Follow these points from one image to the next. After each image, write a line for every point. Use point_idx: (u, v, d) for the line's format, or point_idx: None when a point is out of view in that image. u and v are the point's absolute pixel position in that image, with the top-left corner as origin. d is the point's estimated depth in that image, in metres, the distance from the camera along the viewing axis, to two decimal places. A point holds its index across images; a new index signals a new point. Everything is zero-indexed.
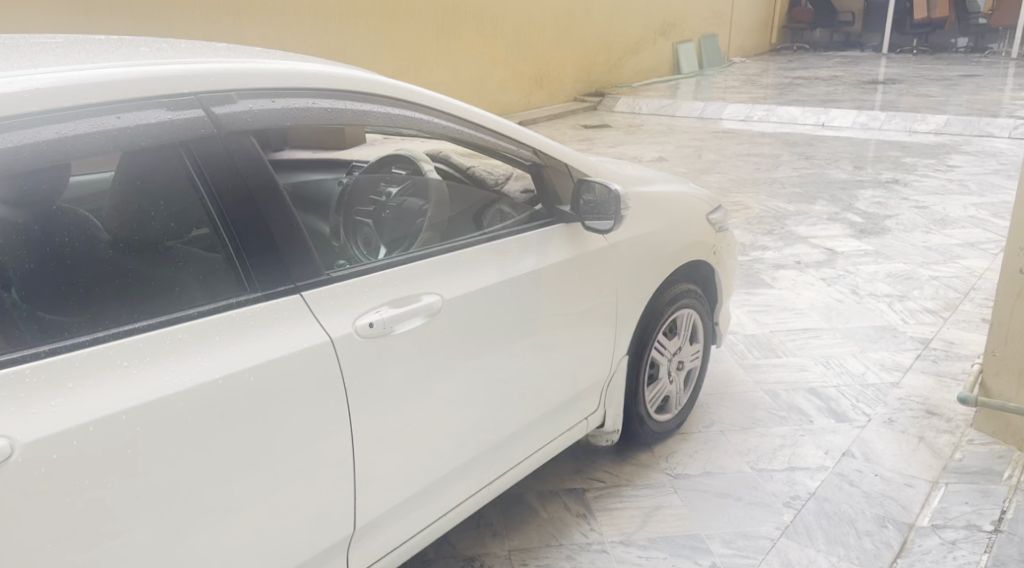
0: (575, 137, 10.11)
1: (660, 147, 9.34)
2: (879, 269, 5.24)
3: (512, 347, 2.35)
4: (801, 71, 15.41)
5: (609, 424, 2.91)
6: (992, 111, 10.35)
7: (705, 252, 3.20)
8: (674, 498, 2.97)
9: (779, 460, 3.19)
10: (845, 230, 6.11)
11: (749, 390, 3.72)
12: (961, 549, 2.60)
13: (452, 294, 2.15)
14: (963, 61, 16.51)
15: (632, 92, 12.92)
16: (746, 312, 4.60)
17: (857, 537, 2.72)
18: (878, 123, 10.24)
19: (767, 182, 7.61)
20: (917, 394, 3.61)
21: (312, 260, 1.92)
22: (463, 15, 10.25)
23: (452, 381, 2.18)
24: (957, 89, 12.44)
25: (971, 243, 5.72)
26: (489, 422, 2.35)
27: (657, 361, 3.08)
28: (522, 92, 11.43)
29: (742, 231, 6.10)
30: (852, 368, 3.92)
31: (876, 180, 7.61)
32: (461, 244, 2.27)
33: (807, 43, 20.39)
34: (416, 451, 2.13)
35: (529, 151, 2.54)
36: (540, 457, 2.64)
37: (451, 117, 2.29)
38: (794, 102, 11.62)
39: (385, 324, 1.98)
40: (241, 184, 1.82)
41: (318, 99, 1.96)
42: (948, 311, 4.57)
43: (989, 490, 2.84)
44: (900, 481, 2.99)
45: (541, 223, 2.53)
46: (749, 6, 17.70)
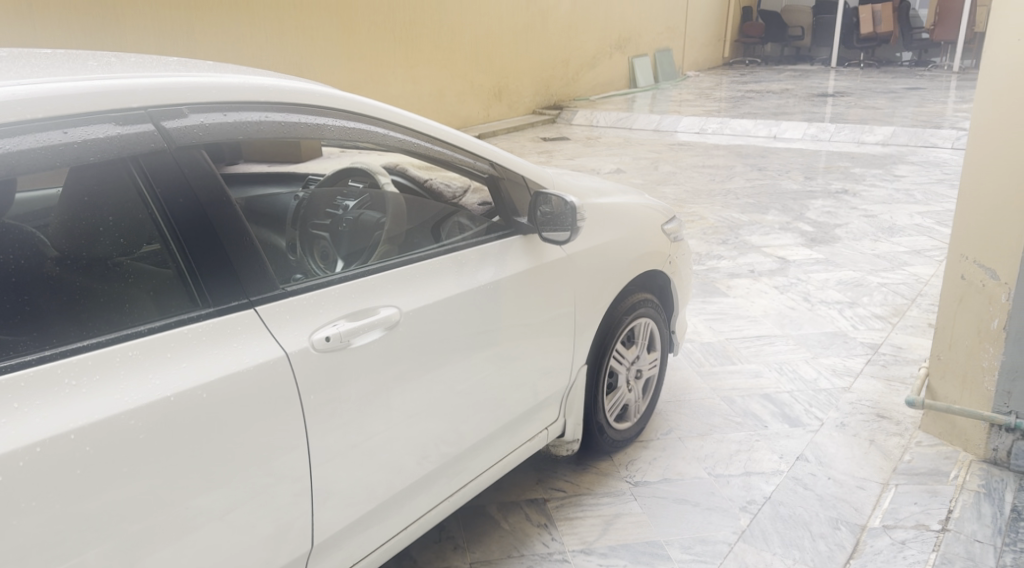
0: (534, 150, 10.17)
1: (617, 159, 9.45)
2: (830, 277, 5.36)
3: (470, 359, 2.37)
4: (753, 85, 15.69)
5: (569, 433, 2.93)
6: (936, 122, 10.65)
7: (661, 261, 3.25)
8: (633, 505, 3.00)
9: (736, 465, 3.24)
10: (796, 239, 6.24)
11: (706, 397, 3.78)
12: (910, 548, 2.65)
13: (409, 306, 2.16)
14: (908, 74, 16.96)
15: (589, 104, 13.05)
16: (703, 320, 4.67)
17: (812, 540, 2.78)
18: (827, 134, 10.47)
19: (721, 193, 7.74)
20: (867, 398, 3.70)
21: (266, 274, 1.92)
22: (421, 29, 10.28)
23: (411, 394, 2.19)
24: (903, 101, 12.78)
25: (917, 250, 5.88)
26: (449, 435, 2.36)
27: (615, 371, 3.11)
28: (480, 104, 11.48)
29: (698, 241, 6.20)
30: (805, 374, 4.00)
31: (827, 190, 7.78)
32: (418, 256, 2.28)
33: (758, 57, 20.79)
34: (376, 465, 2.13)
35: (485, 164, 2.57)
36: (501, 468, 2.65)
37: (407, 130, 2.31)
38: (747, 114, 11.84)
39: (342, 338, 1.98)
40: (192, 198, 1.82)
41: (271, 113, 1.97)
42: (896, 317, 4.68)
43: (937, 489, 2.90)
44: (852, 484, 3.06)
45: (498, 235, 2.54)
46: (702, 20, 17.99)
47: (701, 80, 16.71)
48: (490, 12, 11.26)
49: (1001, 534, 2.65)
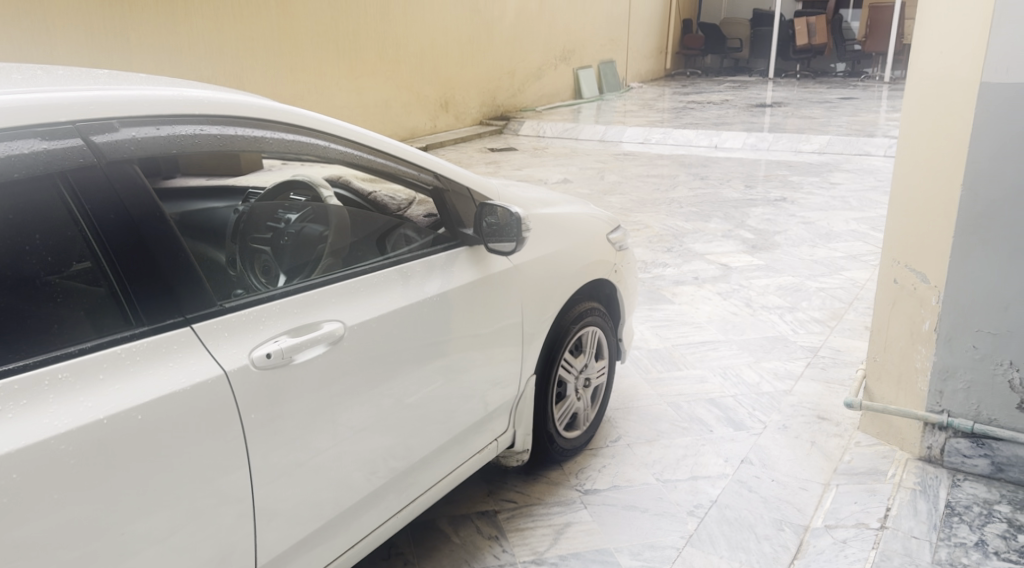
0: (481, 161, 10.19)
1: (564, 169, 9.51)
2: (770, 283, 5.47)
3: (419, 371, 2.36)
4: (695, 96, 15.96)
5: (519, 443, 2.94)
6: (869, 131, 10.97)
7: (607, 270, 3.28)
8: (583, 514, 3.02)
9: (683, 470, 3.28)
10: (738, 246, 6.36)
11: (653, 403, 3.82)
12: (851, 547, 2.71)
13: (355, 320, 2.15)
14: (842, 85, 17.42)
15: (535, 115, 13.14)
16: (649, 327, 4.73)
17: (757, 542, 2.83)
18: (766, 144, 10.70)
19: (666, 202, 7.84)
20: (808, 400, 3.78)
21: (204, 291, 1.89)
22: (365, 40, 10.23)
23: (358, 408, 2.18)
24: (838, 111, 13.13)
25: (853, 255, 6.04)
26: (398, 449, 2.34)
27: (564, 380, 3.13)
28: (426, 115, 11.47)
29: (644, 249, 6.27)
30: (748, 378, 4.08)
31: (766, 198, 7.94)
32: (362, 270, 2.27)
33: (699, 69, 21.16)
34: (324, 482, 2.12)
35: (429, 176, 2.57)
36: (452, 481, 2.64)
37: (349, 142, 2.30)
38: (689, 125, 12.04)
39: (283, 354, 1.96)
40: (125, 214, 1.78)
41: (206, 126, 1.95)
42: (834, 320, 4.80)
43: (876, 488, 2.98)
44: (795, 485, 3.13)
45: (444, 247, 2.55)
46: (644, 32, 18.26)
47: (645, 91, 16.94)
48: (434, 23, 11.27)
49: (936, 530, 2.72)
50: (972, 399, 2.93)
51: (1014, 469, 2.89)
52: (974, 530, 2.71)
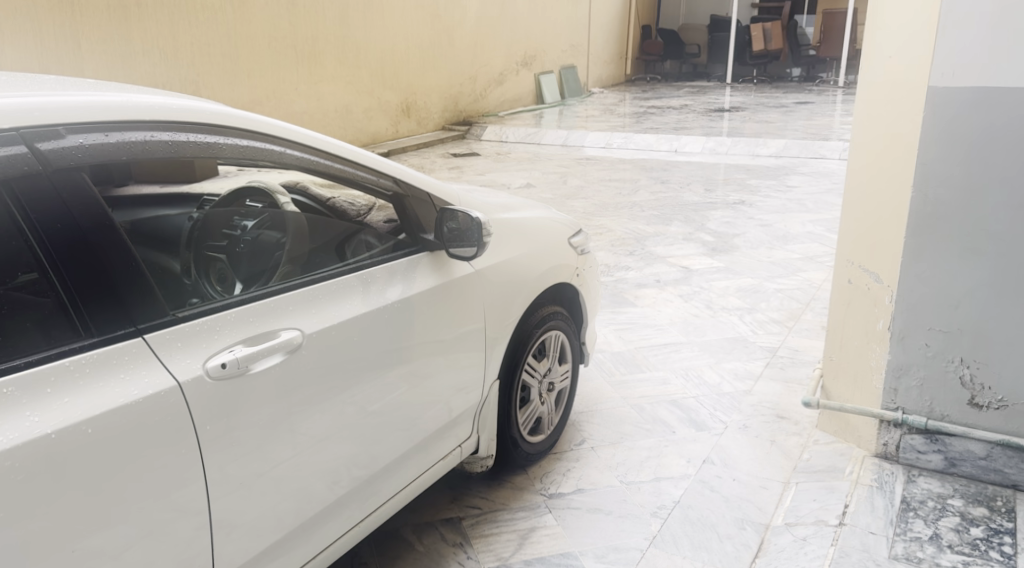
0: (443, 166, 10.17)
1: (526, 174, 9.54)
2: (730, 285, 5.53)
3: (382, 378, 2.36)
4: (655, 101, 16.11)
5: (483, 449, 2.93)
6: (824, 135, 11.16)
7: (569, 274, 3.29)
8: (547, 518, 3.03)
9: (647, 471, 3.31)
10: (699, 249, 6.42)
11: (616, 406, 3.84)
12: (811, 544, 2.75)
13: (314, 328, 2.14)
14: (797, 90, 17.69)
15: (498, 120, 13.16)
16: (612, 330, 4.75)
17: (719, 541, 2.86)
18: (725, 148, 10.83)
19: (628, 206, 7.89)
20: (768, 400, 3.83)
21: (156, 300, 1.86)
22: (324, 45, 10.16)
23: (320, 417, 2.17)
24: (794, 115, 13.33)
25: (810, 257, 6.13)
26: (361, 457, 2.33)
27: (527, 384, 3.14)
28: (388, 120, 11.42)
29: (606, 253, 6.30)
30: (709, 379, 4.12)
31: (725, 201, 8.04)
32: (321, 277, 2.25)
33: (659, 74, 21.36)
34: (285, 492, 2.10)
35: (389, 181, 2.56)
36: (416, 489, 2.62)
37: (306, 148, 2.29)
38: (649, 129, 12.14)
39: (239, 364, 1.94)
40: (73, 223, 1.75)
41: (157, 132, 1.92)
42: (792, 321, 4.87)
43: (834, 485, 3.02)
44: (756, 484, 3.17)
45: (404, 252, 2.54)
46: (604, 38, 18.38)
47: (606, 96, 17.05)
48: (395, 28, 11.23)
49: (892, 525, 2.77)
50: (926, 396, 2.98)
51: (966, 464, 2.95)
52: (929, 524, 2.76)
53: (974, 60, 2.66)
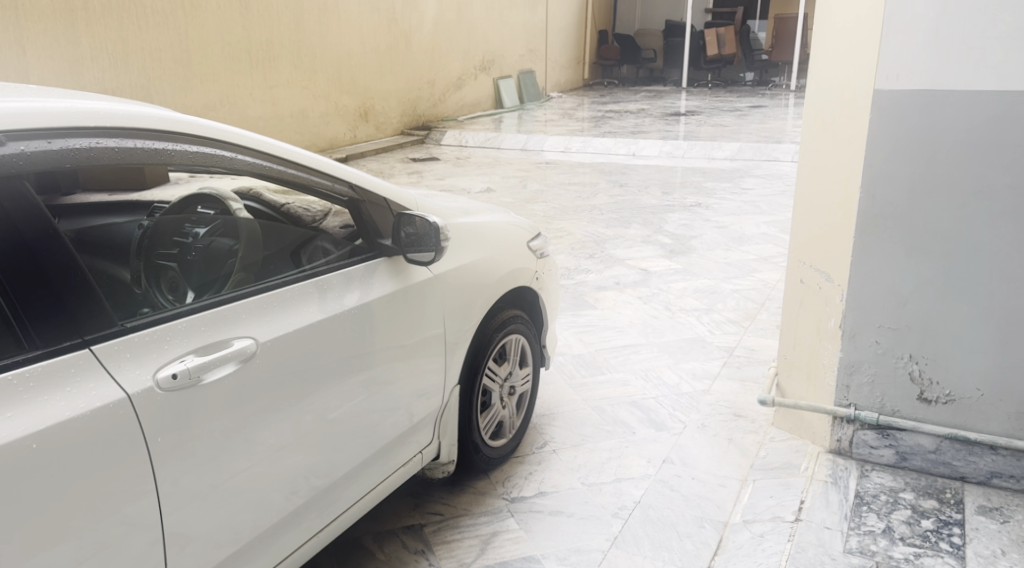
0: (403, 170, 10.13)
1: (486, 178, 9.54)
2: (687, 286, 5.59)
3: (340, 386, 2.34)
4: (613, 105, 16.23)
5: (444, 455, 2.92)
6: (777, 138, 11.34)
7: (529, 277, 3.30)
8: (509, 522, 3.02)
9: (608, 473, 3.32)
10: (657, 251, 6.48)
11: (578, 408, 3.86)
12: (768, 540, 2.78)
13: (268, 336, 2.12)
14: (750, 94, 17.94)
15: (456, 125, 13.15)
16: (572, 333, 4.78)
17: (679, 541, 2.88)
18: (681, 151, 10.95)
19: (587, 210, 7.94)
20: (726, 399, 3.88)
21: (104, 311, 1.83)
22: (279, 49, 10.08)
23: (276, 427, 2.15)
24: (748, 119, 13.53)
25: (765, 257, 6.23)
26: (320, 466, 2.31)
27: (488, 388, 3.14)
28: (345, 125, 11.36)
29: (566, 256, 6.33)
30: (668, 379, 4.16)
31: (682, 204, 8.12)
32: (275, 284, 2.23)
33: (615, 79, 21.52)
34: (241, 504, 2.07)
35: (344, 187, 2.54)
36: (376, 496, 2.60)
37: (258, 153, 2.26)
38: (607, 133, 12.22)
39: (190, 374, 1.92)
40: (14, 232, 1.72)
41: (103, 139, 1.89)
42: (748, 320, 4.94)
43: (790, 482, 3.07)
44: (715, 482, 3.20)
45: (361, 258, 2.52)
46: (562, 42, 18.46)
47: (564, 101, 17.13)
48: (351, 33, 11.17)
49: (847, 520, 2.82)
50: (877, 392, 3.04)
51: (917, 458, 3.02)
52: (881, 518, 2.81)
53: (918, 64, 2.72)
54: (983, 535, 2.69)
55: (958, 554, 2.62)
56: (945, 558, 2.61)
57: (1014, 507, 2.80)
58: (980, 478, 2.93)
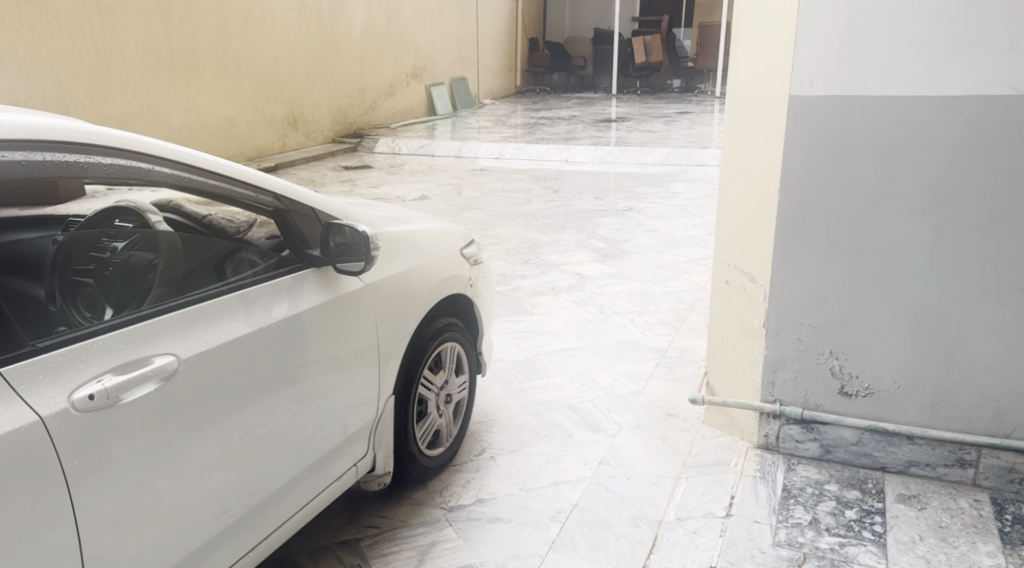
0: (335, 179, 10.02)
1: (420, 186, 9.51)
2: (621, 289, 5.66)
3: (270, 400, 2.31)
4: (545, 112, 16.35)
5: (379, 467, 2.88)
6: (703, 143, 11.58)
7: (462, 285, 3.29)
8: (447, 532, 3.01)
9: (545, 477, 3.34)
10: (590, 255, 6.54)
11: (514, 413, 3.86)
12: (701, 536, 2.84)
13: (190, 352, 2.07)
14: (678, 101, 18.28)
15: (389, 133, 13.07)
16: (509, 338, 4.79)
17: (615, 541, 2.91)
18: (612, 157, 11.08)
19: (521, 216, 7.98)
20: (659, 399, 3.93)
21: (12, 330, 1.78)
22: (203, 56, 9.88)
23: (204, 445, 2.11)
24: (676, 125, 13.77)
25: (695, 260, 6.35)
26: (251, 483, 2.27)
27: (424, 397, 3.12)
28: (273, 134, 11.20)
29: (501, 262, 6.35)
30: (603, 381, 4.20)
31: (615, 208, 8.23)
32: (198, 298, 2.18)
33: (547, 86, 21.69)
34: (166, 525, 2.03)
35: (268, 197, 2.51)
36: (311, 511, 2.56)
37: (177, 164, 2.22)
38: (539, 140, 12.31)
39: (108, 395, 1.87)
40: None
41: (11, 152, 1.82)
42: (679, 321, 5.02)
43: (721, 478, 3.12)
44: (649, 481, 3.25)
45: (289, 269, 2.49)
46: (493, 50, 18.54)
47: (497, 107, 17.19)
48: (278, 41, 11.02)
49: (775, 513, 2.88)
50: (800, 387, 3.13)
51: (840, 450, 3.11)
52: (808, 510, 2.89)
53: (830, 69, 2.81)
54: (903, 522, 2.78)
55: (880, 542, 2.70)
56: (868, 546, 2.69)
57: (930, 494, 2.91)
58: (899, 467, 3.04)
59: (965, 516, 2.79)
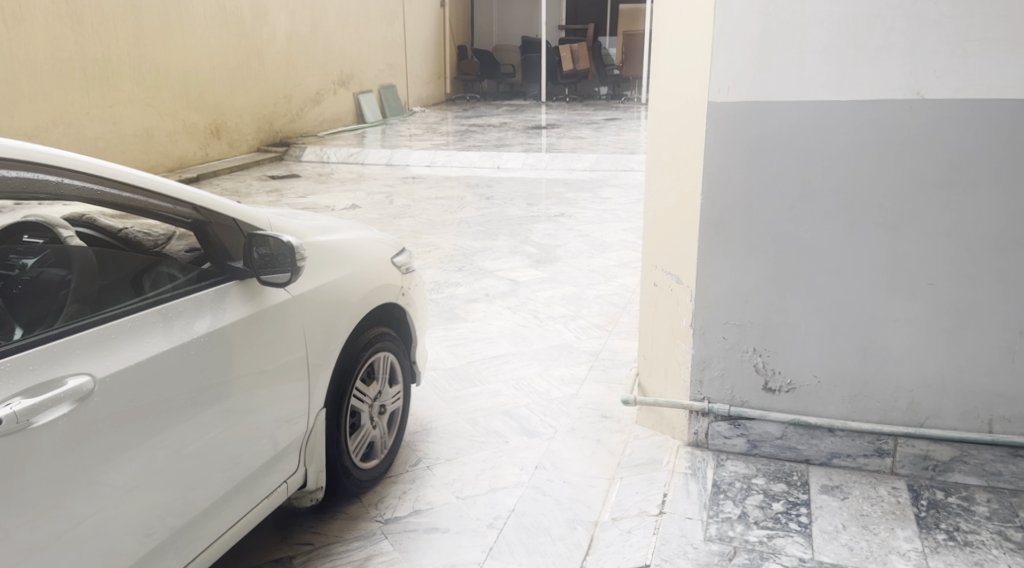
0: (262, 189, 9.85)
1: (351, 195, 9.41)
2: (554, 294, 5.70)
3: (195, 417, 2.25)
4: (476, 119, 16.37)
5: (311, 482, 2.83)
6: (632, 149, 11.74)
7: (394, 294, 3.27)
8: (383, 545, 2.98)
9: (482, 484, 3.33)
10: (524, 261, 6.57)
11: (450, 422, 3.85)
12: (636, 535, 2.86)
13: (106, 372, 2.01)
14: (607, 107, 18.52)
15: (317, 141, 12.91)
16: (444, 346, 4.77)
17: (551, 544, 2.93)
18: (543, 163, 11.15)
19: (454, 223, 7.96)
20: (593, 402, 3.96)
21: None
22: (118, 65, 9.61)
23: (125, 466, 2.05)
24: (604, 131, 13.94)
25: (626, 263, 6.43)
26: (176, 504, 2.21)
27: (357, 409, 3.08)
28: (195, 143, 10.97)
29: (435, 270, 6.32)
30: (539, 386, 4.22)
31: (547, 214, 8.28)
32: (115, 314, 2.12)
33: (477, 94, 21.73)
34: (86, 551, 1.96)
35: (187, 209, 2.46)
36: (240, 530, 2.50)
37: (90, 176, 2.16)
38: (471, 147, 12.31)
39: (18, 419, 1.80)
40: None
41: None
42: (612, 324, 5.08)
43: (653, 477, 3.16)
44: (584, 483, 3.27)
45: (210, 282, 2.43)
46: (422, 57, 18.49)
47: (427, 115, 17.14)
48: (198, 49, 10.80)
49: (706, 508, 2.93)
50: (727, 385, 3.18)
51: (765, 445, 3.18)
52: (738, 504, 2.94)
53: (746, 75, 2.87)
54: (827, 512, 2.86)
55: (806, 532, 2.77)
56: (794, 537, 2.75)
57: (852, 484, 3.00)
58: (822, 459, 3.12)
59: (884, 503, 2.88)
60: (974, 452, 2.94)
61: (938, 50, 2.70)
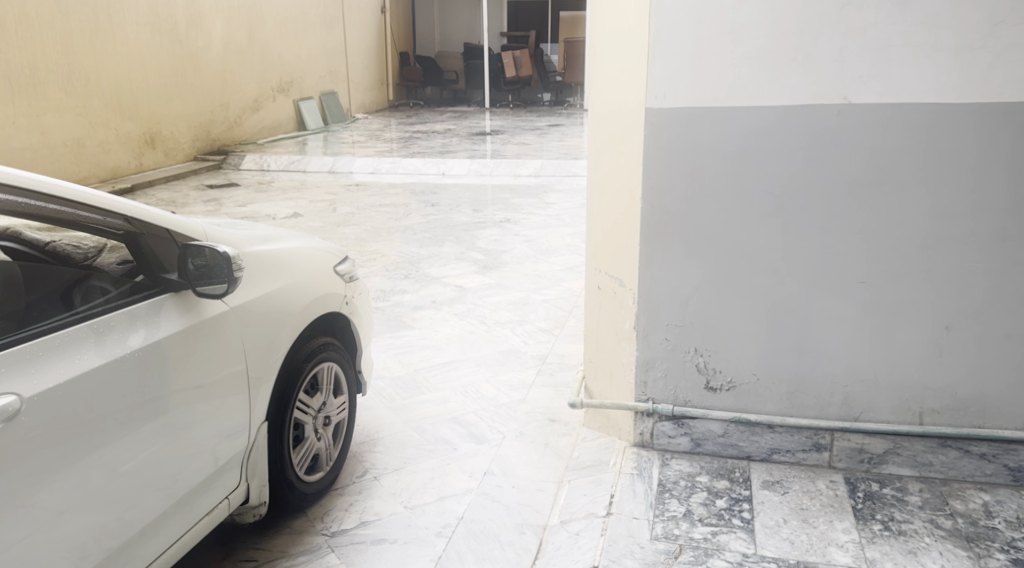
0: (200, 199, 9.67)
1: (292, 203, 9.30)
2: (501, 299, 5.70)
3: (131, 434, 2.19)
4: (420, 125, 16.32)
5: (253, 498, 2.77)
6: (575, 154, 11.82)
7: (337, 303, 3.23)
8: (329, 558, 2.94)
9: (430, 492, 3.31)
10: (470, 267, 6.56)
11: (398, 431, 3.82)
12: (584, 537, 2.87)
13: (34, 391, 1.94)
14: (550, 113, 18.62)
15: (257, 149, 12.73)
16: (390, 354, 4.74)
17: (500, 550, 2.92)
18: (488, 169, 11.16)
19: (399, 230, 7.92)
20: (541, 406, 3.96)
21: None
22: (47, 74, 9.36)
23: (58, 487, 1.98)
24: (548, 137, 14.01)
25: (571, 267, 6.47)
26: (113, 525, 2.15)
27: (301, 422, 3.03)
28: (129, 153, 10.73)
29: (381, 278, 6.27)
30: (487, 392, 4.21)
31: (493, 220, 8.29)
32: (43, 330, 2.05)
33: (421, 100, 21.69)
34: None
35: (118, 220, 2.41)
36: (181, 548, 2.44)
37: (15, 189, 2.10)
38: (415, 154, 12.26)
39: None
40: None
41: None
42: (558, 328, 5.10)
43: (600, 478, 3.18)
44: (533, 487, 3.28)
45: (144, 295, 2.37)
46: (364, 63, 18.38)
47: (370, 122, 17.03)
48: (130, 56, 10.56)
49: (652, 508, 2.95)
50: (670, 385, 3.22)
51: (708, 443, 3.22)
52: (682, 502, 2.97)
53: (681, 81, 2.91)
54: (768, 507, 2.90)
55: (748, 528, 2.81)
56: (737, 533, 2.79)
57: (792, 478, 3.06)
58: (763, 455, 3.17)
59: (823, 496, 2.94)
60: (906, 443, 3.01)
61: (862, 56, 2.77)
